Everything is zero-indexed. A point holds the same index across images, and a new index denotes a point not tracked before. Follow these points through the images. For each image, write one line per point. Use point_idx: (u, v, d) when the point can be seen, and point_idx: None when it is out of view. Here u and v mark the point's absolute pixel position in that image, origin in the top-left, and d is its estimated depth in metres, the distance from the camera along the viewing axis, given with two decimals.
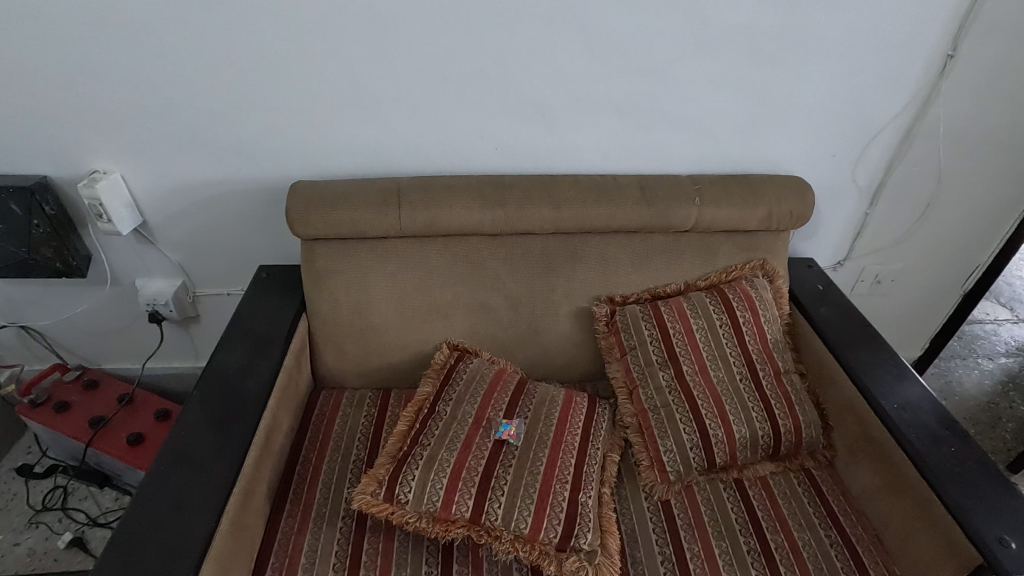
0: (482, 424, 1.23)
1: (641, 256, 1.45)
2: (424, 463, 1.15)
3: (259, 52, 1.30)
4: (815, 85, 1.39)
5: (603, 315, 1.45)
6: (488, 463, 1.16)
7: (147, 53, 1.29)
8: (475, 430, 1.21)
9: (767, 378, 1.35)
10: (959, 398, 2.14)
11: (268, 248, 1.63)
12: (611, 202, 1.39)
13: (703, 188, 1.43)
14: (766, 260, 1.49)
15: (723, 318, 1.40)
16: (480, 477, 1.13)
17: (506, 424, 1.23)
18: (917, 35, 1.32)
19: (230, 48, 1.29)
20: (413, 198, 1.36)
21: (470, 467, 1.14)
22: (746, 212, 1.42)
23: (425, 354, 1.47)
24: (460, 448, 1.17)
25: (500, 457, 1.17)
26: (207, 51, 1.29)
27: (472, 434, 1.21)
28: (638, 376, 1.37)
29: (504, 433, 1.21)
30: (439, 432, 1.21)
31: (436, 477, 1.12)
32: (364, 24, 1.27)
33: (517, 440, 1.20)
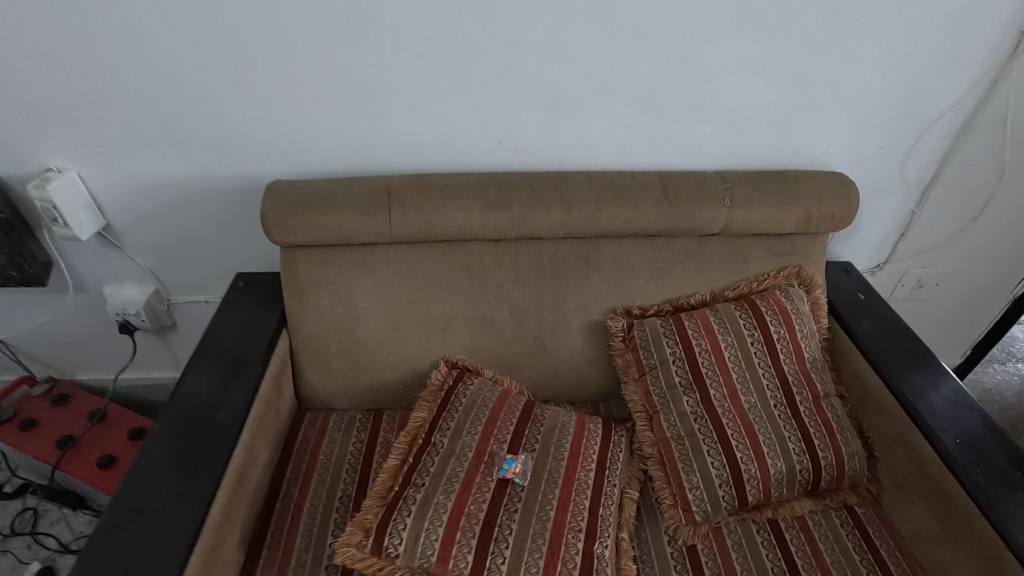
0: (483, 460, 1.09)
1: (662, 263, 1.29)
2: (418, 509, 1.01)
3: (227, 33, 1.13)
4: (866, 68, 1.21)
5: (619, 330, 1.29)
6: (490, 509, 1.02)
7: (99, 34, 1.12)
8: (476, 466, 1.07)
9: (805, 403, 1.19)
10: (999, 406, 1.98)
11: (246, 253, 1.47)
12: (630, 204, 1.23)
13: (734, 188, 1.26)
14: (802, 267, 1.32)
15: (755, 335, 1.24)
16: (481, 526, 0.99)
17: (511, 459, 1.09)
18: (988, 9, 1.14)
19: (194, 29, 1.13)
20: (404, 200, 1.20)
21: (470, 515, 1.00)
22: (782, 214, 1.25)
23: (420, 372, 1.32)
24: (459, 491, 1.03)
25: (503, 502, 1.03)
26: (167, 32, 1.13)
27: (473, 472, 1.06)
28: (659, 400, 1.22)
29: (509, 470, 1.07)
30: (436, 471, 1.07)
31: (432, 526, 0.98)
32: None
33: (523, 479, 1.06)
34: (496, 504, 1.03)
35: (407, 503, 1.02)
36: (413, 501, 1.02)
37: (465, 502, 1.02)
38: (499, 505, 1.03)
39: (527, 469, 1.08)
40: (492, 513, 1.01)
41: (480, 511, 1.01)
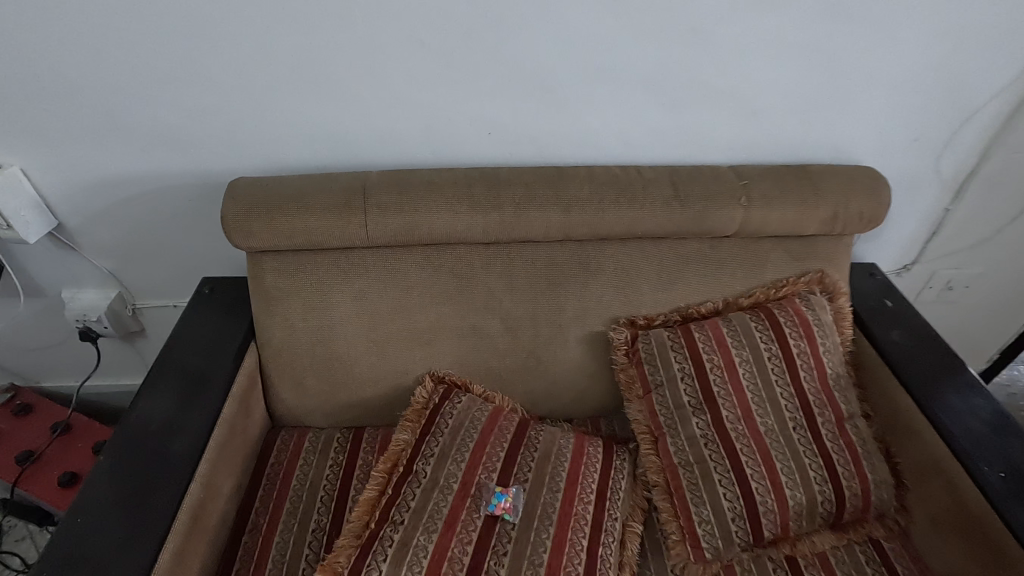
0: (469, 494, 0.99)
1: (669, 267, 1.17)
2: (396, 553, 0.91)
3: (178, 10, 1.00)
4: (904, 49, 1.07)
5: (621, 343, 1.17)
6: (475, 553, 0.93)
7: (32, 12, 0.99)
8: (461, 502, 0.97)
9: (828, 426, 1.08)
10: None
11: (215, 254, 1.35)
12: (634, 203, 1.10)
13: (752, 184, 1.13)
14: (825, 272, 1.20)
15: (773, 349, 1.12)
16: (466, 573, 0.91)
17: (500, 493, 0.99)
18: None
19: (142, 6, 0.99)
20: (382, 201, 1.07)
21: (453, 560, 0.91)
22: (805, 214, 1.12)
23: (403, 388, 1.21)
24: (443, 530, 0.94)
25: (491, 544, 0.94)
26: (109, 9, 0.99)
27: (459, 509, 0.97)
28: (666, 422, 1.11)
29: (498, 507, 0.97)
30: (418, 506, 0.96)
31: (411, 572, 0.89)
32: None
33: (514, 517, 0.97)
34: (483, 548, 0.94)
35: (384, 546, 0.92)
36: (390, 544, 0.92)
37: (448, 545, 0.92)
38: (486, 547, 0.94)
39: (519, 505, 0.98)
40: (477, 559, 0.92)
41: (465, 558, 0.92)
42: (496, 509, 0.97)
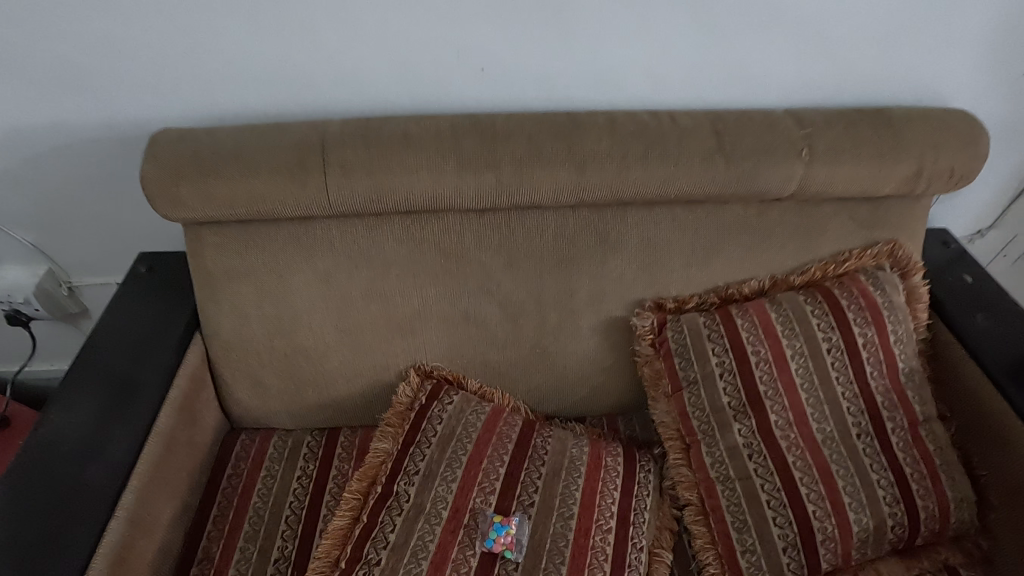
0: (461, 524, 0.82)
1: (706, 238, 0.96)
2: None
3: None
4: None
5: (647, 331, 0.96)
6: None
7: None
8: (451, 536, 0.81)
9: (899, 433, 0.88)
10: None
11: (153, 225, 1.12)
12: (666, 159, 0.87)
13: (815, 134, 0.89)
14: (896, 242, 0.98)
15: (833, 339, 0.91)
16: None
17: (500, 526, 0.81)
18: None
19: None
20: (347, 158, 0.84)
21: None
22: (880, 171, 0.89)
23: (383, 385, 1.01)
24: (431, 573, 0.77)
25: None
26: None
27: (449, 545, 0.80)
28: (700, 427, 0.92)
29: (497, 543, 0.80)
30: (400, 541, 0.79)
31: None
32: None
33: (518, 556, 0.80)
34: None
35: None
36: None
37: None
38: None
39: (524, 540, 0.81)
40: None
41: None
42: (496, 545, 0.80)
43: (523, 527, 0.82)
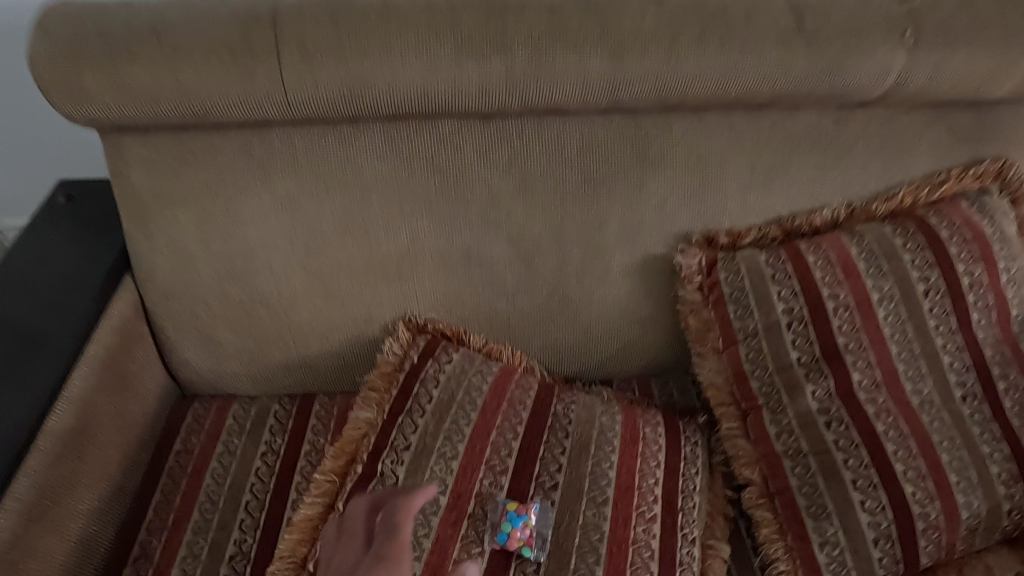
0: (464, 515, 0.64)
1: (771, 154, 0.76)
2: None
3: None
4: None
5: (694, 273, 0.77)
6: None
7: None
8: (449, 530, 0.63)
9: (1016, 395, 0.69)
10: None
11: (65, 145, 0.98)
12: (729, 41, 0.67)
13: (922, 12, 0.68)
14: (1006, 160, 0.78)
15: (932, 280, 0.72)
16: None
17: (516, 516, 0.62)
18: None
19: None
20: (309, 36, 0.63)
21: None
22: (1004, 60, 0.69)
23: (366, 342, 0.82)
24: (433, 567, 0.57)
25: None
26: None
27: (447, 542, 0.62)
28: (761, 390, 0.73)
29: (513, 538, 0.62)
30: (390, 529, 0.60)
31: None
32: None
33: (539, 555, 0.62)
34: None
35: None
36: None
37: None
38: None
39: (547, 535, 0.63)
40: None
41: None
42: (511, 542, 0.61)
43: (548, 520, 0.64)
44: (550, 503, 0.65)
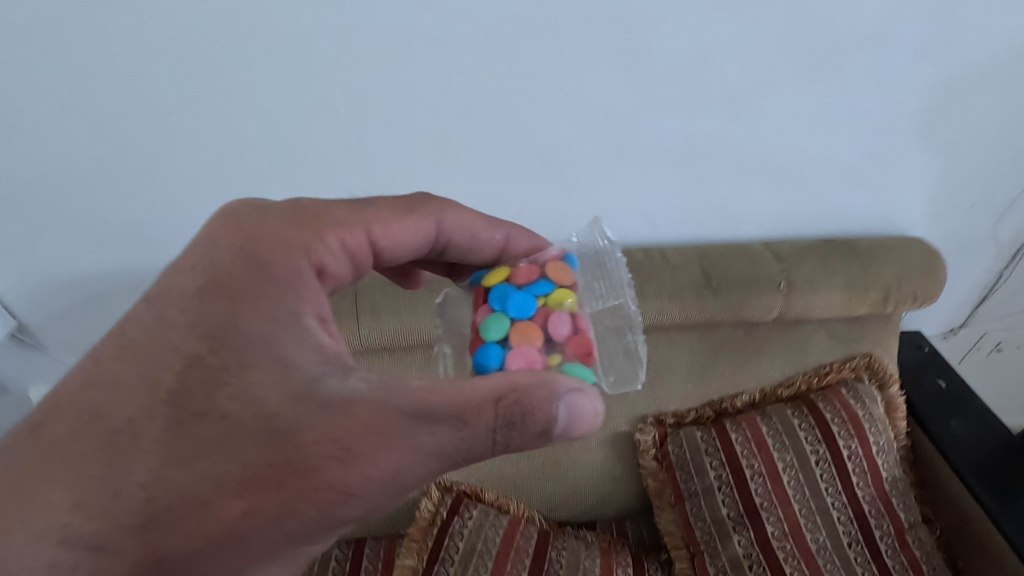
0: (472, 326, 0.67)
1: (702, 358, 1.03)
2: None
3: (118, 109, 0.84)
4: (978, 106, 0.91)
5: (650, 446, 1.05)
6: (339, 511, 0.49)
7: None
8: (442, 259, 0.77)
9: (888, 541, 0.95)
10: None
11: None
12: (662, 295, 0.98)
13: (791, 269, 1.00)
14: (873, 353, 1.06)
15: (821, 452, 1.00)
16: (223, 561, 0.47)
17: (524, 294, 0.65)
18: None
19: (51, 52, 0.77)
20: (376, 303, 0.96)
21: (218, 501, 0.47)
22: (851, 297, 1.00)
23: (410, 499, 1.09)
24: (338, 342, 0.57)
25: (416, 471, 0.50)
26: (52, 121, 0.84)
27: (448, 252, 0.74)
28: (703, 538, 0.99)
29: (547, 349, 0.64)
30: (327, 211, 0.65)
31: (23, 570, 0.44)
32: (273, 26, 0.77)
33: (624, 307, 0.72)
34: (302, 542, 0.50)
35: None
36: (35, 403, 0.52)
37: (294, 424, 0.49)
38: (503, 447, 0.52)
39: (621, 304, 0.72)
40: (269, 530, 0.47)
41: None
42: (538, 355, 0.62)
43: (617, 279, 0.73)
44: (572, 276, 0.69)
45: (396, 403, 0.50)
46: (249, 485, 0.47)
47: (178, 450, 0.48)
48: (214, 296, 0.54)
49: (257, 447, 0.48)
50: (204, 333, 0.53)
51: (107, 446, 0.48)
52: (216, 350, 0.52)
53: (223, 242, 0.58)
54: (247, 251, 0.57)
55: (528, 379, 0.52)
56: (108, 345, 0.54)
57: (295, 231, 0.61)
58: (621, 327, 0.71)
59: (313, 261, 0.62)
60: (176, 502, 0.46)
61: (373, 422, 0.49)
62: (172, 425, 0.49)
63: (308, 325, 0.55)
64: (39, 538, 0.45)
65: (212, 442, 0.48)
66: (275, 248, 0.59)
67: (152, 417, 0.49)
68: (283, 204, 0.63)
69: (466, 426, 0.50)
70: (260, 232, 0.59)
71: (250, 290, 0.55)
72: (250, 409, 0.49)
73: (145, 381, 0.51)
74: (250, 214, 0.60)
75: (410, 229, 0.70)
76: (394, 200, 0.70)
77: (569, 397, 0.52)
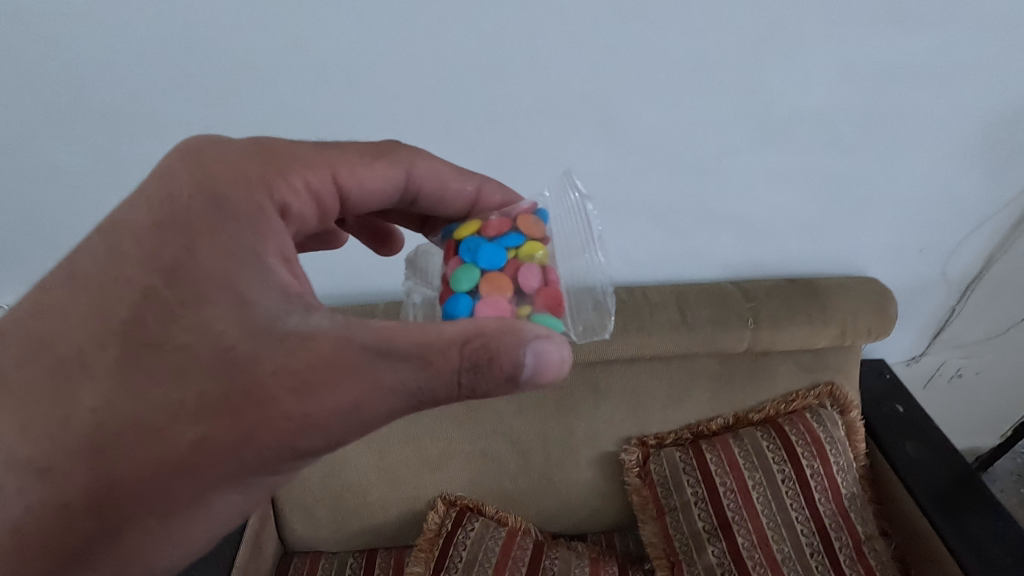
0: (443, 276, 0.70)
1: (679, 385, 1.16)
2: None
3: None
4: (915, 166, 1.04)
5: (634, 465, 1.17)
6: (297, 442, 0.50)
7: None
8: (414, 209, 0.78)
9: (846, 552, 1.06)
10: None
11: None
12: (642, 330, 1.10)
13: (758, 306, 1.12)
14: (835, 382, 1.18)
15: (786, 471, 1.11)
16: (176, 486, 0.49)
17: (490, 246, 0.68)
18: None
19: (123, 120, 0.92)
20: None
21: (172, 428, 0.49)
22: (812, 332, 1.12)
23: (417, 512, 1.21)
24: (300, 282, 0.57)
25: (375, 406, 0.50)
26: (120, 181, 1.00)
27: (418, 202, 0.76)
28: (682, 548, 1.11)
29: (516, 300, 0.66)
30: (291, 152, 0.67)
31: (6, 482, 0.48)
32: (306, 106, 0.92)
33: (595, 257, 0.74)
34: (255, 474, 0.50)
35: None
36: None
37: (250, 356, 0.50)
38: (468, 391, 0.51)
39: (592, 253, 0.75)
40: (221, 456, 0.49)
41: (227, 515, 0.52)
42: (508, 305, 0.65)
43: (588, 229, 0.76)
44: (544, 230, 0.71)
45: (358, 340, 0.50)
46: (203, 412, 0.49)
47: (134, 379, 0.50)
48: (171, 230, 0.56)
49: (211, 377, 0.49)
50: (161, 265, 0.54)
51: (65, 378, 0.51)
52: (173, 281, 0.53)
53: (182, 176, 0.59)
54: (210, 187, 0.59)
55: (495, 325, 0.52)
56: (63, 279, 0.55)
57: (258, 166, 0.63)
58: (591, 279, 0.75)
59: (275, 198, 0.63)
60: (130, 427, 0.49)
61: (333, 356, 0.50)
62: (128, 356, 0.51)
63: (269, 264, 0.55)
64: (12, 453, 0.48)
65: (167, 370, 0.50)
66: (236, 184, 0.60)
67: (105, 351, 0.51)
68: (248, 143, 0.64)
69: (427, 365, 0.50)
70: (222, 168, 0.60)
71: (212, 222, 0.56)
72: (208, 340, 0.51)
73: (101, 315, 0.53)
74: (212, 150, 0.62)
75: (378, 175, 0.71)
76: (364, 147, 0.72)
77: (535, 345, 0.52)
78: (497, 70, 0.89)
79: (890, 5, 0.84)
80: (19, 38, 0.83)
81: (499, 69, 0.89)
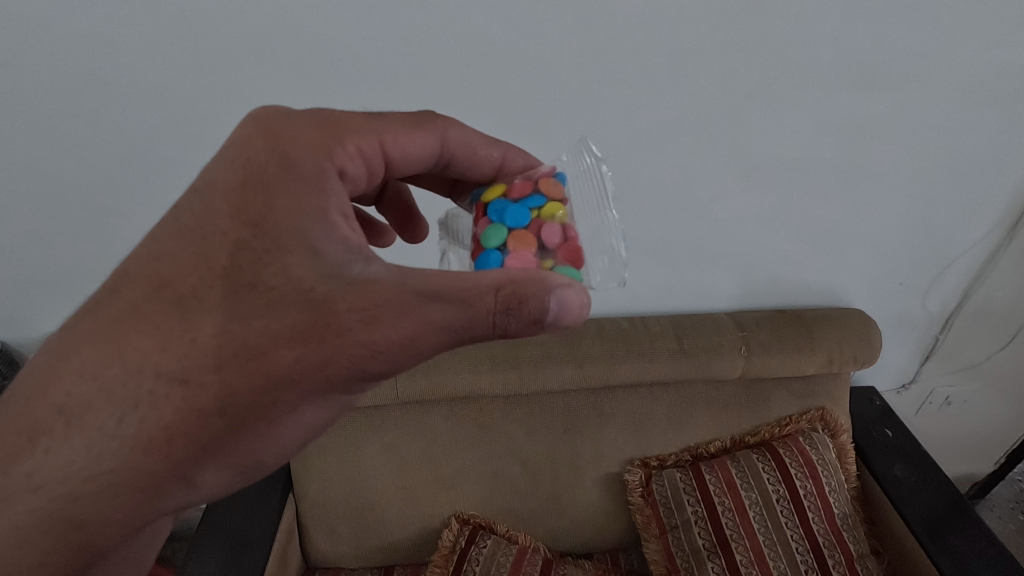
0: (474, 236, 0.76)
1: (679, 410, 1.24)
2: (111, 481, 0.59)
3: None
4: (891, 208, 1.14)
5: (637, 485, 1.24)
6: (368, 365, 0.58)
7: (62, 171, 1.04)
8: (451, 176, 0.84)
9: (839, 568, 1.12)
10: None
11: None
12: (643, 358, 1.20)
13: (751, 335, 1.21)
14: (826, 408, 1.26)
15: (781, 491, 1.18)
16: (264, 398, 0.59)
17: (515, 209, 0.73)
18: (1000, 170, 1.09)
19: (179, 168, 1.04)
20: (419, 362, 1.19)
21: (274, 350, 0.58)
22: (802, 360, 1.21)
23: (433, 529, 1.28)
24: (358, 234, 0.63)
25: (429, 339, 0.57)
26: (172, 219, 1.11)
27: (451, 167, 0.81)
28: (683, 565, 1.17)
29: (540, 254, 0.72)
30: (347, 119, 0.72)
31: (152, 391, 0.59)
32: None
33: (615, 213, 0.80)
34: (331, 393, 0.60)
35: (205, 485, 0.64)
36: (113, 278, 0.63)
37: (328, 297, 0.57)
38: (500, 331, 0.57)
39: (610, 207, 0.80)
40: (310, 373, 0.58)
41: (316, 418, 0.63)
42: (532, 258, 0.71)
43: (608, 184, 0.81)
44: (563, 191, 0.76)
45: (411, 285, 0.57)
46: (297, 339, 0.57)
47: (239, 311, 0.58)
48: (252, 190, 0.62)
49: (300, 311, 0.57)
50: (246, 221, 0.61)
51: (185, 311, 0.59)
52: (258, 234, 0.60)
53: (257, 143, 0.65)
54: (283, 153, 0.65)
55: (525, 274, 0.57)
56: (168, 230, 0.63)
57: (323, 136, 0.68)
58: (604, 230, 0.79)
59: (336, 163, 0.68)
60: (242, 350, 0.58)
61: (393, 297, 0.56)
62: (231, 294, 0.59)
63: (332, 220, 0.62)
64: (154, 367, 0.59)
65: (263, 307, 0.58)
66: (303, 151, 0.66)
67: (213, 289, 0.60)
68: (310, 113, 0.70)
69: (467, 304, 0.56)
70: (293, 138, 0.66)
71: (289, 186, 0.63)
72: (292, 285, 0.58)
73: (205, 257, 0.61)
74: (284, 120, 0.67)
75: (417, 142, 0.76)
76: (402, 115, 0.76)
77: (559, 292, 0.56)
78: (513, 124, 1.01)
79: (854, 69, 0.96)
80: (94, 101, 0.95)
81: (514, 122, 1.01)
